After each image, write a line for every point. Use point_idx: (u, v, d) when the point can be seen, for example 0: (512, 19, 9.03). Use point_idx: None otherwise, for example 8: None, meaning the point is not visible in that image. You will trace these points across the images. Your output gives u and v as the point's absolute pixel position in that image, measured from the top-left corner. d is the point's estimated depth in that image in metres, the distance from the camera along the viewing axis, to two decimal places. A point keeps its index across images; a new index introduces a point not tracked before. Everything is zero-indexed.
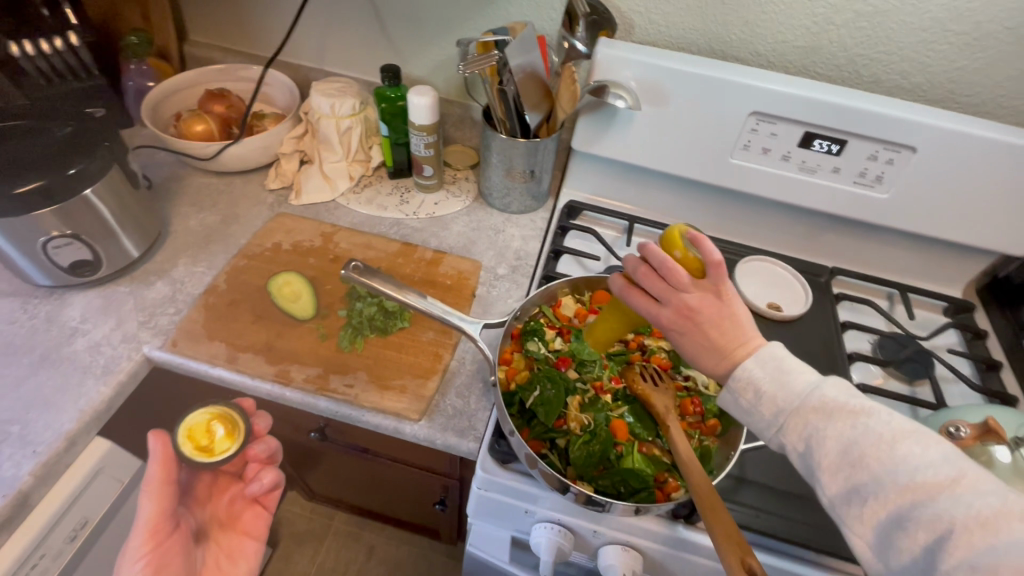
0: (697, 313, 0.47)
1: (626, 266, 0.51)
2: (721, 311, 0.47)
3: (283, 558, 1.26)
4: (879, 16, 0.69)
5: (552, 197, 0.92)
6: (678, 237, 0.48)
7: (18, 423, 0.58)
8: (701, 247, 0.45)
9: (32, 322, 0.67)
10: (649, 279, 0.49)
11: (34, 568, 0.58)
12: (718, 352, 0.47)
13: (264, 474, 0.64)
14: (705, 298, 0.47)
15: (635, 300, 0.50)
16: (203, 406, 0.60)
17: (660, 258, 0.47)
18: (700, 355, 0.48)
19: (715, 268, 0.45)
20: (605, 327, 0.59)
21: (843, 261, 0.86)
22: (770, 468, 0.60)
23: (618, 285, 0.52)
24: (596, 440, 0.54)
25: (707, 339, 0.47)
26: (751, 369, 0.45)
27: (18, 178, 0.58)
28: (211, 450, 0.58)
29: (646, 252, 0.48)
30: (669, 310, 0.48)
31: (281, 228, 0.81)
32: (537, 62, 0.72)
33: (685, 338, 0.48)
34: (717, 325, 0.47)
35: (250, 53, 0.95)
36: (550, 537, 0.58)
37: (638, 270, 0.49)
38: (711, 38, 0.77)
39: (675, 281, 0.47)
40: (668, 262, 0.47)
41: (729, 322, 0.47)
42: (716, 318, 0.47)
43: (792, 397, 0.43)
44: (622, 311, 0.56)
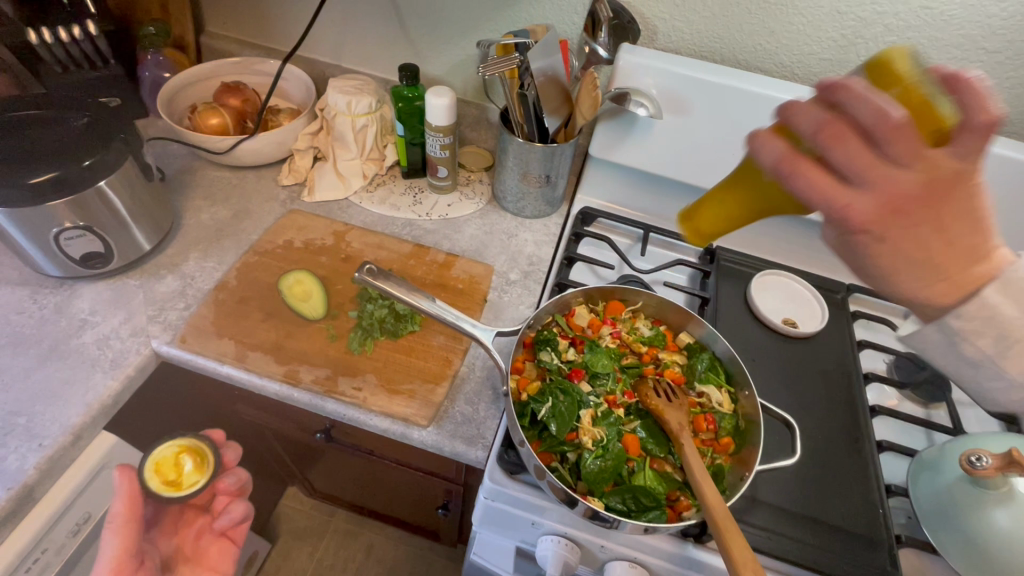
0: (908, 202, 0.37)
1: (796, 125, 0.37)
2: (965, 200, 0.38)
3: (281, 554, 1.26)
4: (910, 31, 0.68)
5: (566, 202, 0.91)
6: (903, 68, 0.36)
7: (24, 415, 0.58)
8: (963, 91, 0.34)
9: (41, 312, 0.66)
10: (805, 173, 0.37)
11: (36, 562, 0.56)
12: (938, 275, 0.41)
13: (235, 506, 0.66)
14: (951, 158, 0.36)
15: (802, 178, 0.37)
16: (171, 440, 0.61)
17: (873, 108, 0.34)
18: (911, 270, 0.40)
19: (977, 137, 0.34)
20: (712, 213, 0.47)
21: (859, 278, 0.85)
22: (782, 488, 0.59)
23: (774, 157, 0.38)
24: (608, 456, 0.53)
25: (927, 262, 0.39)
26: (994, 300, 0.41)
27: (33, 169, 0.58)
28: (179, 483, 0.59)
29: (850, 96, 0.35)
30: (872, 195, 0.37)
31: (293, 225, 0.80)
32: (558, 64, 0.72)
33: (890, 245, 0.39)
34: (957, 203, 0.37)
35: (268, 47, 0.94)
36: (556, 551, 0.57)
37: (823, 129, 0.36)
38: (736, 47, 0.75)
39: (894, 148, 0.35)
40: (886, 110, 0.34)
41: (964, 206, 0.38)
42: (951, 194, 0.37)
43: (981, 348, 0.40)
44: (756, 187, 0.44)
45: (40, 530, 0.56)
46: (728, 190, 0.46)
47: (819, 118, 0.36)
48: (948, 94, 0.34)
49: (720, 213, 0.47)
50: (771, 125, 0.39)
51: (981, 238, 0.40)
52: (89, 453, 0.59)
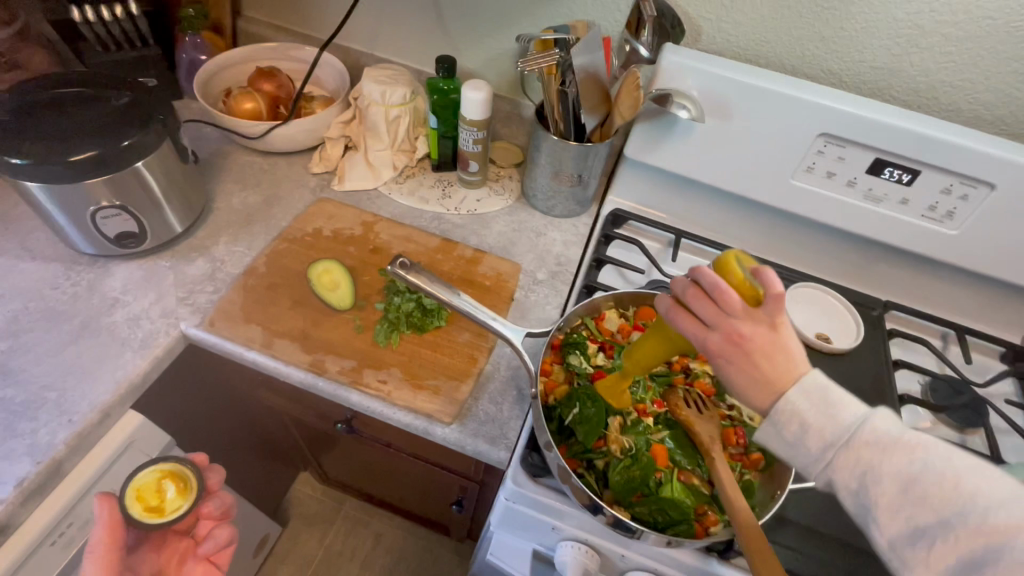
0: (748, 341, 0.42)
1: (673, 287, 0.45)
2: (775, 345, 0.42)
3: (290, 538, 1.27)
4: (969, 41, 0.65)
5: (597, 203, 0.89)
6: (736, 261, 0.42)
7: (55, 390, 0.58)
8: (762, 276, 0.40)
9: (74, 288, 0.67)
10: (701, 302, 0.42)
11: (60, 537, 0.57)
12: (765, 387, 0.43)
13: (220, 530, 0.60)
14: (759, 330, 0.42)
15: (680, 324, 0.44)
16: (152, 464, 0.59)
17: (717, 285, 0.41)
18: (747, 387, 0.43)
19: (776, 301, 0.40)
20: (647, 351, 0.50)
21: (896, 295, 0.83)
22: (812, 509, 0.57)
23: (665, 306, 0.45)
24: (636, 466, 0.52)
25: (766, 380, 0.42)
26: (798, 400, 0.42)
27: (74, 146, 0.58)
28: (161, 509, 0.56)
29: (697, 274, 0.43)
30: (717, 336, 0.43)
31: (322, 213, 0.80)
32: (600, 62, 0.70)
33: (733, 369, 0.43)
34: (767, 356, 0.42)
35: (304, 33, 0.94)
36: (575, 557, 0.56)
37: (687, 290, 0.43)
38: (783, 51, 0.73)
39: (731, 309, 0.41)
40: (725, 288, 0.41)
41: (781, 354, 0.42)
42: (768, 349, 0.42)
43: (841, 430, 0.41)
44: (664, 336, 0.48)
45: (64, 507, 0.56)
46: (648, 336, 0.50)
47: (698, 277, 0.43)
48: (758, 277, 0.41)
49: (643, 360, 0.50)
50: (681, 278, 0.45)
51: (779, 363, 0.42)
52: (116, 431, 0.60)
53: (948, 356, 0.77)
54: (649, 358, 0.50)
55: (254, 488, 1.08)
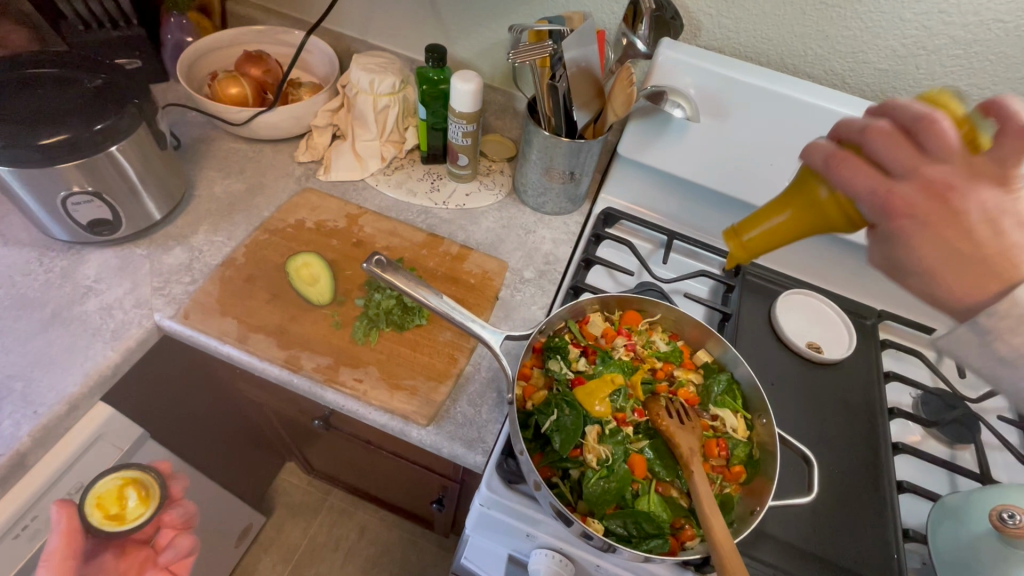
0: (952, 189, 0.38)
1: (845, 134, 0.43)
2: (994, 199, 0.38)
3: (275, 527, 1.26)
4: (978, 44, 0.62)
5: (589, 201, 0.87)
6: (952, 102, 0.41)
7: (22, 379, 0.57)
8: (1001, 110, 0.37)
9: (46, 275, 0.65)
10: (897, 146, 0.40)
11: (23, 534, 0.56)
12: (971, 262, 0.39)
13: (181, 540, 0.73)
14: (979, 180, 0.38)
15: (847, 171, 0.41)
16: (112, 471, 0.63)
17: (926, 113, 0.39)
18: (943, 267, 0.40)
19: (1011, 136, 0.37)
20: (768, 231, 0.50)
21: (891, 304, 0.81)
22: (793, 524, 0.56)
23: (821, 159, 0.43)
24: (613, 477, 0.51)
25: (969, 256, 0.39)
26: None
27: (44, 129, 0.56)
28: (122, 516, 0.62)
29: (901, 109, 0.41)
30: (909, 186, 0.39)
31: (305, 204, 0.78)
32: (593, 55, 0.69)
33: (925, 233, 0.40)
34: (971, 216, 0.38)
35: (294, 16, 0.91)
36: (548, 566, 0.55)
37: (879, 129, 0.41)
38: (785, 50, 0.71)
39: (940, 143, 0.38)
40: (937, 116, 0.38)
41: (995, 210, 0.38)
42: (977, 203, 0.38)
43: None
44: (807, 206, 0.47)
45: (30, 498, 0.55)
46: (780, 203, 0.49)
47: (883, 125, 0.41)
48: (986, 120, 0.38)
49: (772, 233, 0.50)
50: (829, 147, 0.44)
51: (1009, 234, 0.38)
52: (85, 423, 0.59)
53: (941, 369, 0.75)
54: (773, 234, 0.50)
55: (237, 478, 1.07)
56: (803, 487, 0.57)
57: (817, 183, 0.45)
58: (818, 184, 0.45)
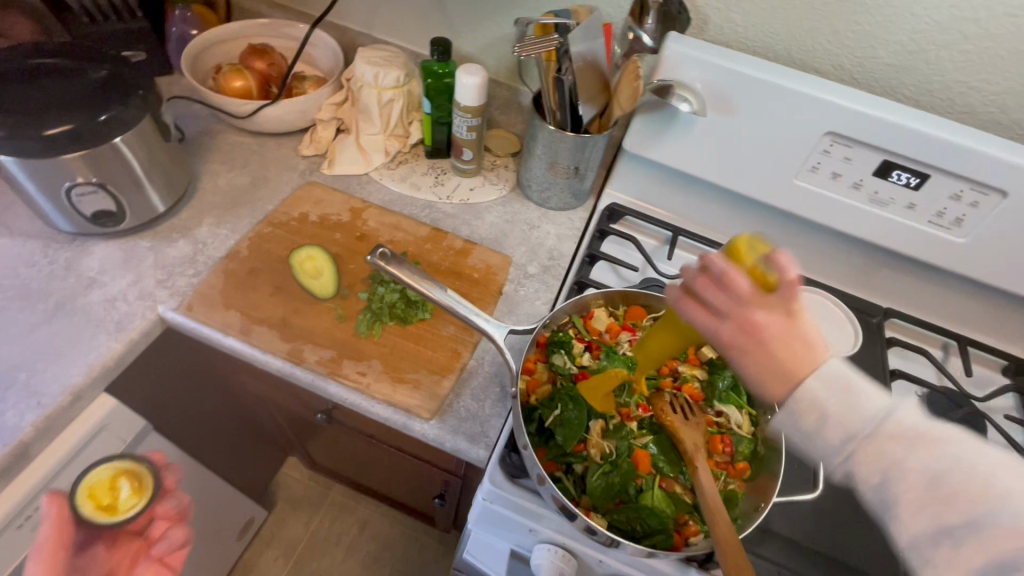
0: (760, 329, 0.44)
1: (683, 276, 0.48)
2: (789, 330, 0.44)
3: (277, 521, 1.27)
4: (989, 40, 0.62)
5: (593, 196, 0.87)
6: (747, 251, 0.45)
7: (25, 370, 0.57)
8: (776, 263, 0.43)
9: (50, 267, 0.65)
10: (709, 289, 0.46)
11: (26, 525, 0.56)
12: (783, 376, 0.44)
13: (174, 531, 0.65)
14: (774, 315, 0.44)
15: (691, 312, 0.48)
16: (106, 462, 0.60)
17: (726, 270, 0.45)
18: (765, 378, 0.44)
19: (791, 288, 0.43)
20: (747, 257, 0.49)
21: (897, 302, 0.80)
22: (798, 521, 0.55)
23: (673, 296, 0.50)
24: (617, 472, 0.51)
25: (780, 363, 0.44)
26: (816, 390, 0.43)
27: (49, 120, 0.56)
28: (114, 508, 0.59)
29: (707, 261, 0.45)
30: (730, 326, 0.46)
31: (309, 198, 0.78)
32: (599, 49, 0.68)
33: (750, 361, 0.45)
34: (788, 343, 0.43)
35: (298, 10, 0.91)
36: (551, 561, 0.54)
37: (697, 279, 0.47)
38: (792, 45, 0.70)
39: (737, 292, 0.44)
40: (735, 276, 0.44)
41: (797, 342, 0.44)
42: (787, 337, 0.43)
43: (861, 422, 0.42)
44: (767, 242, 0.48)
45: (34, 488, 0.55)
46: (719, 290, 0.49)
47: (718, 293, 0.46)
48: (770, 264, 0.44)
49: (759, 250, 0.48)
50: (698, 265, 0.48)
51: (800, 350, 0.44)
52: (89, 414, 0.59)
53: (947, 367, 0.75)
54: (711, 316, 0.49)
55: (239, 472, 1.07)
56: (808, 484, 0.57)
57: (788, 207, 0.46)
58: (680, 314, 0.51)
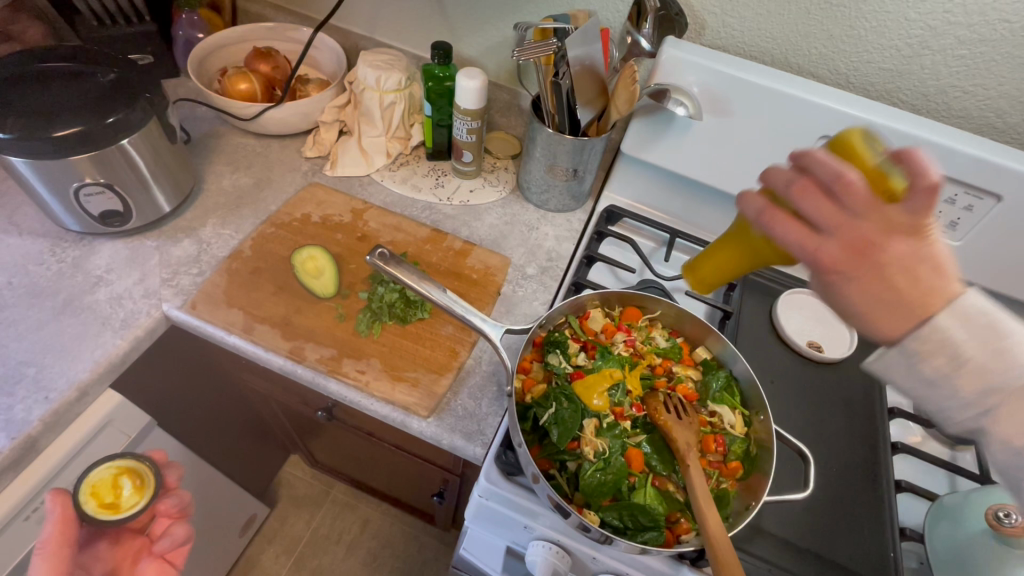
0: (874, 246, 0.39)
1: (770, 183, 0.43)
2: (913, 251, 0.39)
3: (279, 519, 1.28)
4: (983, 45, 0.62)
5: (592, 198, 0.88)
6: (864, 147, 0.40)
7: (34, 366, 0.58)
8: (911, 162, 0.37)
9: (59, 265, 0.67)
10: (811, 196, 0.40)
11: (33, 515, 0.58)
12: (906, 312, 0.39)
13: (175, 529, 0.63)
14: (896, 233, 0.39)
15: (779, 226, 0.42)
16: (109, 461, 0.60)
17: (839, 172, 0.38)
18: (876, 309, 0.40)
19: (925, 194, 0.37)
20: (721, 260, 0.52)
21: None
22: (790, 520, 0.56)
23: (754, 210, 0.43)
24: (609, 470, 0.51)
25: (900, 299, 0.39)
26: (948, 329, 0.38)
27: (58, 122, 0.57)
28: (116, 506, 0.58)
29: (812, 161, 0.40)
30: (836, 246, 0.40)
31: (311, 199, 0.79)
32: (597, 54, 0.69)
33: (858, 287, 0.40)
34: (906, 266, 0.39)
35: (303, 14, 0.92)
36: (545, 557, 0.55)
37: (794, 184, 0.41)
38: (789, 49, 0.71)
39: (853, 200, 0.38)
40: (850, 176, 0.38)
41: (921, 264, 0.39)
42: (908, 258, 0.39)
43: (1011, 372, 0.38)
44: (745, 246, 0.49)
45: (40, 481, 0.57)
46: (724, 245, 0.51)
47: (824, 198, 0.40)
48: (897, 167, 0.38)
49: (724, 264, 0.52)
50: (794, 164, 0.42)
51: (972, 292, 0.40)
52: (95, 409, 0.60)
53: None
54: (721, 268, 0.52)
55: (242, 470, 1.09)
56: (799, 484, 0.57)
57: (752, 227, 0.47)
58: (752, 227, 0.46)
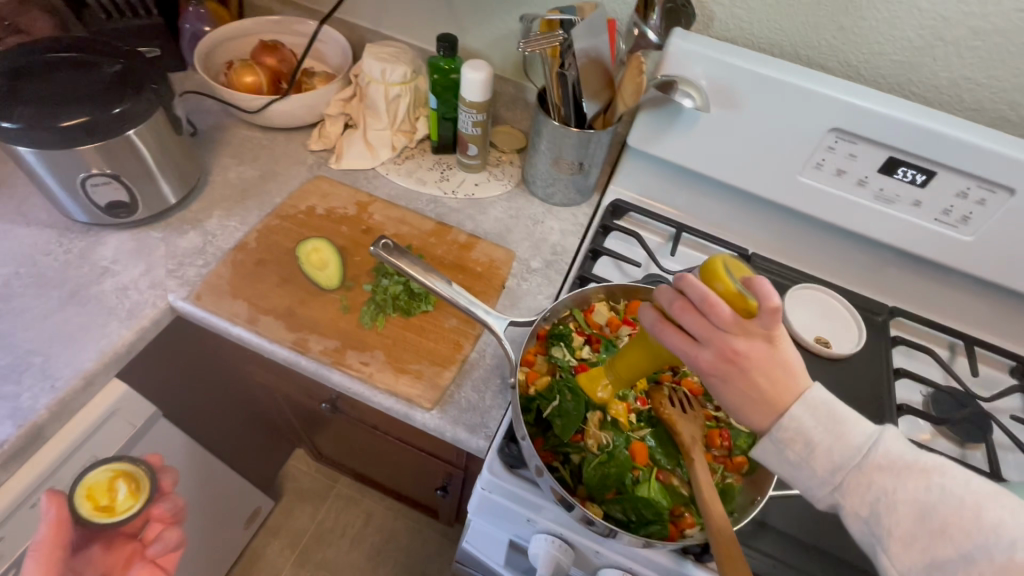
0: (741, 356, 0.41)
1: (658, 298, 0.43)
2: (771, 357, 0.42)
3: (283, 512, 1.28)
4: (998, 36, 0.61)
5: (598, 192, 0.87)
6: (723, 268, 0.40)
7: (40, 355, 0.59)
8: (756, 289, 0.38)
9: (66, 256, 0.67)
10: (687, 315, 0.41)
11: (40, 501, 0.58)
12: (766, 405, 0.42)
13: (168, 533, 0.62)
14: (754, 341, 0.41)
15: (670, 339, 0.43)
16: (105, 463, 0.60)
17: (705, 296, 0.39)
18: (740, 405, 0.43)
19: (770, 315, 0.38)
20: (627, 362, 0.51)
21: (903, 301, 0.79)
22: (796, 516, 0.55)
23: (650, 320, 0.44)
24: (613, 463, 0.51)
25: (759, 391, 0.42)
26: (801, 418, 0.42)
27: (64, 112, 0.57)
28: (111, 509, 0.58)
29: (682, 283, 0.41)
30: (710, 354, 0.41)
31: (317, 191, 0.79)
32: (603, 47, 0.68)
33: (727, 387, 0.43)
34: (765, 370, 0.42)
35: (309, 7, 0.92)
36: (548, 551, 0.55)
37: (673, 304, 0.42)
38: (798, 41, 0.70)
39: (719, 320, 0.39)
40: (717, 303, 0.39)
41: (779, 369, 0.42)
42: (768, 366, 0.41)
43: (851, 452, 0.41)
44: (646, 348, 0.48)
45: (46, 469, 0.57)
46: (630, 347, 0.50)
47: (696, 318, 0.41)
48: (749, 290, 0.39)
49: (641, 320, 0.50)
50: (675, 284, 0.43)
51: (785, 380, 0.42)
52: (100, 398, 0.60)
53: (954, 367, 0.74)
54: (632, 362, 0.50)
55: (247, 463, 1.09)
56: None
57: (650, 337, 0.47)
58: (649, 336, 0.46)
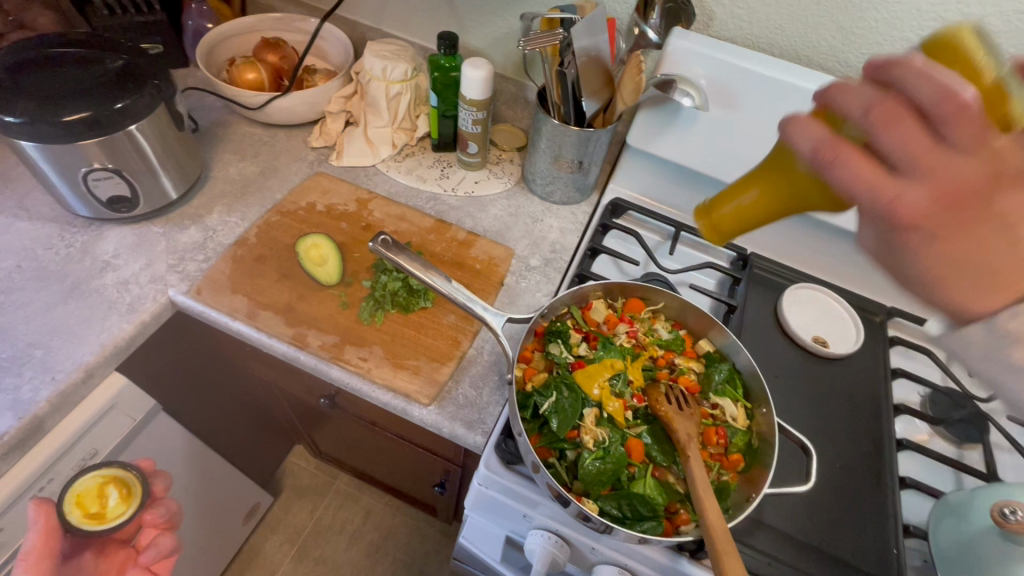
0: (972, 198, 0.33)
1: (841, 105, 0.34)
2: (1019, 210, 0.34)
3: (282, 508, 1.29)
4: (996, 37, 0.61)
5: (597, 191, 0.87)
6: (969, 43, 0.33)
7: (41, 348, 0.59)
8: None
9: (67, 250, 0.67)
10: (900, 125, 0.32)
11: (42, 492, 0.58)
12: (978, 280, 0.36)
13: (163, 538, 0.64)
14: (1001, 185, 0.33)
15: (838, 169, 0.34)
16: (94, 470, 0.59)
17: (943, 82, 0.31)
18: (949, 279, 0.36)
19: None
20: (742, 209, 0.46)
21: (901, 302, 0.80)
22: (792, 514, 0.55)
23: (808, 144, 0.35)
24: (609, 459, 0.51)
25: (975, 263, 0.35)
26: (948, 367, 0.37)
27: (66, 107, 0.58)
28: (102, 515, 0.57)
29: (899, 73, 0.32)
30: (920, 195, 0.33)
31: (317, 188, 0.80)
32: (603, 45, 0.68)
33: (935, 247, 0.35)
34: (996, 224, 0.34)
35: (311, 5, 0.93)
36: (544, 547, 0.55)
37: (875, 111, 0.33)
38: (797, 41, 0.70)
39: (954, 131, 0.31)
40: (960, 90, 0.30)
41: (1022, 241, 0.34)
42: (1012, 226, 0.34)
43: None
44: (786, 182, 0.43)
45: (46, 461, 0.57)
46: (757, 176, 0.45)
47: (908, 130, 0.32)
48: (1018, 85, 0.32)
49: (744, 211, 0.46)
50: (866, 76, 0.35)
51: None
52: (100, 391, 0.61)
53: (952, 368, 0.74)
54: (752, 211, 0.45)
55: (246, 459, 1.09)
56: (800, 475, 0.57)
57: (795, 159, 0.41)
58: (796, 157, 0.40)
